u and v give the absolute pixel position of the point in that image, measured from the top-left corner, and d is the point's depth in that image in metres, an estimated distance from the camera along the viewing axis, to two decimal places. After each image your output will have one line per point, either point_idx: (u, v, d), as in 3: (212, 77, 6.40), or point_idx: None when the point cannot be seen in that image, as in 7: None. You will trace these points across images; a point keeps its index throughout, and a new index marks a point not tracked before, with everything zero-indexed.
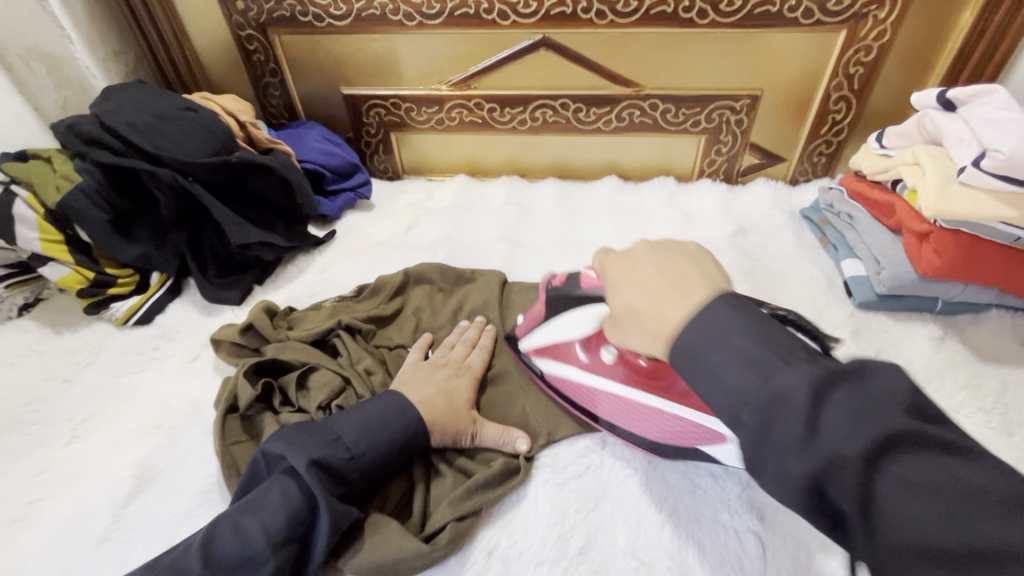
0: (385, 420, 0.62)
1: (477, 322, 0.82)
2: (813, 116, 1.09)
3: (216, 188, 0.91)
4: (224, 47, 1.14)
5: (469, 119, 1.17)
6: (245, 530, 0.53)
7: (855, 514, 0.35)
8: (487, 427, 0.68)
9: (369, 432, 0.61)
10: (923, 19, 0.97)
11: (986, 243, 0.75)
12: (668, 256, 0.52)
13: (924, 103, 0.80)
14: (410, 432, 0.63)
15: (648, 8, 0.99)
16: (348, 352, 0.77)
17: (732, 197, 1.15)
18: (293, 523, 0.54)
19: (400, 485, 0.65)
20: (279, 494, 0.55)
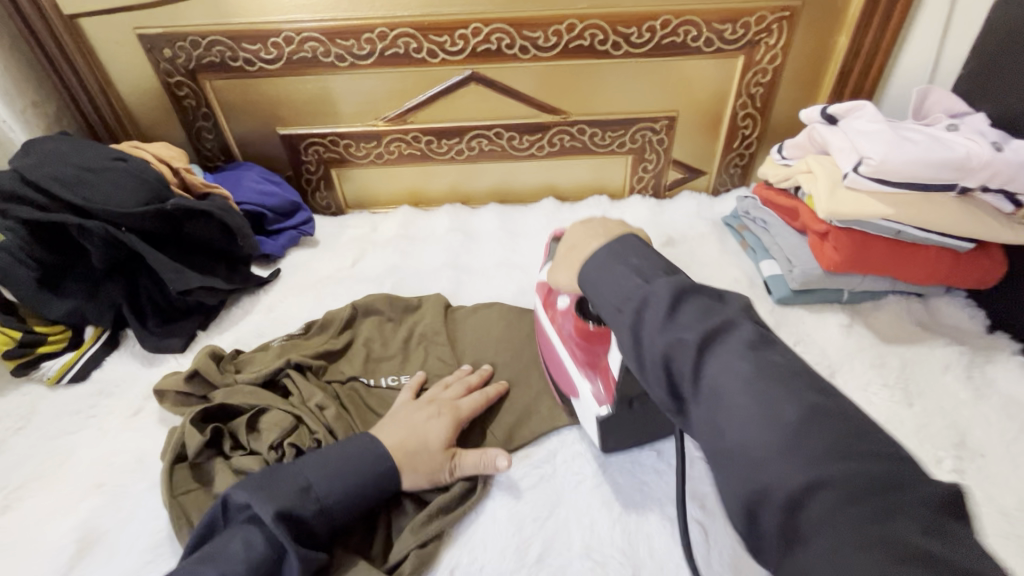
0: (356, 466, 0.63)
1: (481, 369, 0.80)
2: (725, 133, 1.20)
3: (151, 236, 0.90)
4: (151, 94, 1.13)
5: (407, 151, 1.21)
6: None
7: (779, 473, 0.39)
8: (467, 456, 0.68)
9: (341, 473, 0.62)
10: (809, 44, 1.09)
11: (876, 238, 0.85)
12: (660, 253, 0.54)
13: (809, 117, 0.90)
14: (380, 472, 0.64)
15: (566, 42, 1.06)
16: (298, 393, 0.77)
17: (662, 210, 1.23)
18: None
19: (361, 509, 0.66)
20: (242, 545, 0.54)
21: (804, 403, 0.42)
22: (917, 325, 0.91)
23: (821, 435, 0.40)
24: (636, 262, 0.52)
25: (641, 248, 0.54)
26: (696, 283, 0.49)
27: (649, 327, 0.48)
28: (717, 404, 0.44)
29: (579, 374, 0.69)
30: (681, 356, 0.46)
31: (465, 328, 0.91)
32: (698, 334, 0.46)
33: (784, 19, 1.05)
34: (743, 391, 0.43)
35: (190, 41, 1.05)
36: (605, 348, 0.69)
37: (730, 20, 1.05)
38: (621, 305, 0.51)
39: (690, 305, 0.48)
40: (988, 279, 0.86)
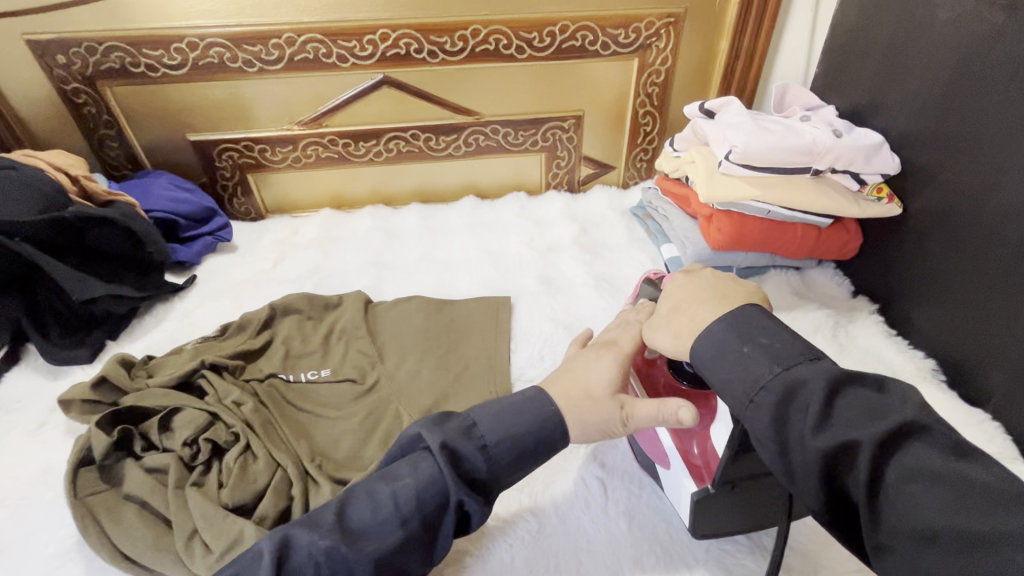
0: None
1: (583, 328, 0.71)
2: (628, 129, 1.29)
3: (50, 245, 0.88)
4: (46, 102, 1.09)
5: (326, 155, 1.22)
6: None
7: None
8: (640, 407, 0.57)
9: (499, 414, 0.55)
10: (694, 47, 1.20)
11: (751, 218, 0.95)
12: (789, 328, 0.54)
13: (693, 112, 0.99)
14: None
15: (473, 47, 1.12)
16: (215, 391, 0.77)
17: (576, 203, 1.31)
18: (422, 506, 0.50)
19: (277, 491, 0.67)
20: (335, 509, 0.50)
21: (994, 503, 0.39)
22: (794, 293, 1.02)
23: (937, 492, 0.41)
24: (765, 346, 0.52)
25: (764, 326, 0.54)
26: (853, 371, 0.48)
27: (799, 431, 0.47)
28: (901, 513, 0.42)
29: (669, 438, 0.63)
30: (844, 459, 0.45)
31: (385, 322, 0.94)
32: (846, 434, 0.45)
33: (670, 25, 1.16)
34: (924, 489, 0.41)
35: (85, 47, 1.02)
36: (695, 413, 0.63)
37: (622, 26, 1.14)
38: (755, 392, 0.50)
39: (802, 380, 0.49)
40: (848, 250, 0.99)
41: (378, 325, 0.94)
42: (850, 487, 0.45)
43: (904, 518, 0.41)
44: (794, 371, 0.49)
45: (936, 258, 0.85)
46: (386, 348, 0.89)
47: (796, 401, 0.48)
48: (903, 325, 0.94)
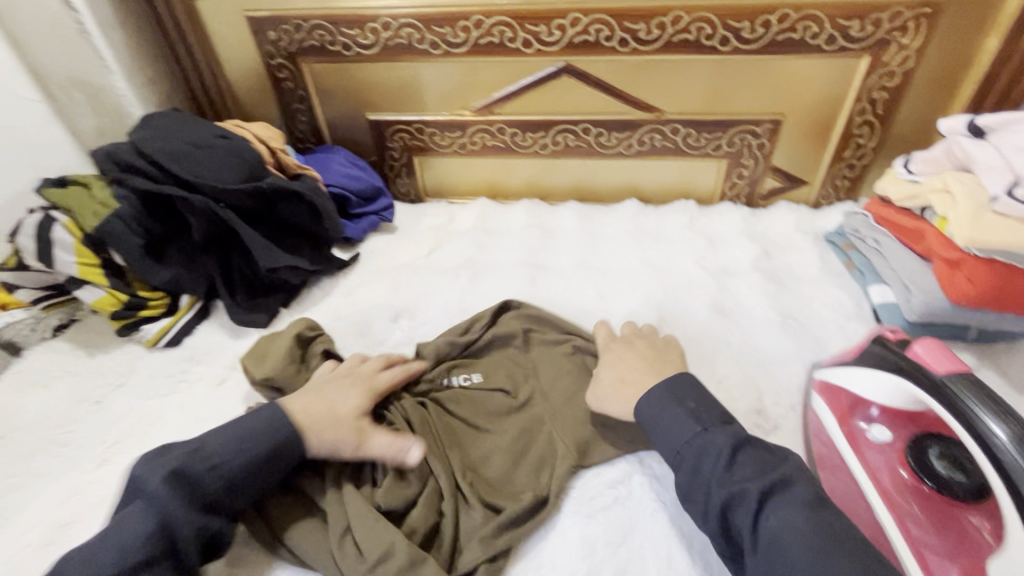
0: (251, 432, 0.62)
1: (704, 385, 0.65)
2: (836, 140, 1.09)
3: (246, 213, 0.93)
4: (253, 75, 1.17)
5: (491, 143, 1.19)
6: (111, 548, 0.53)
7: None
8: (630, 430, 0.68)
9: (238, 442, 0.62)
10: (950, 44, 0.96)
11: (1022, 272, 0.74)
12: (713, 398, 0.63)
13: (956, 130, 0.79)
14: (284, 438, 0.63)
15: (670, 36, 1.00)
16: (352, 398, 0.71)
17: (755, 220, 1.14)
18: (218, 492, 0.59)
19: (423, 506, 0.64)
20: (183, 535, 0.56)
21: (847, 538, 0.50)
22: None
23: (803, 531, 0.50)
24: (687, 403, 0.62)
25: (696, 391, 0.64)
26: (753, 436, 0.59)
27: (711, 475, 0.56)
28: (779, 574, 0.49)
29: (916, 554, 0.52)
30: (741, 506, 0.54)
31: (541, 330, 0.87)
32: (747, 480, 0.54)
33: (924, 16, 0.93)
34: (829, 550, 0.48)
35: (293, 24, 1.07)
36: (939, 526, 0.55)
37: (859, 17, 0.94)
38: (685, 441, 0.59)
39: (726, 444, 0.57)
40: None
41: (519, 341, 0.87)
42: (737, 528, 0.54)
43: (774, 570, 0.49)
44: (719, 432, 0.58)
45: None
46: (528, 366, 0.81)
47: (740, 458, 0.56)
48: None
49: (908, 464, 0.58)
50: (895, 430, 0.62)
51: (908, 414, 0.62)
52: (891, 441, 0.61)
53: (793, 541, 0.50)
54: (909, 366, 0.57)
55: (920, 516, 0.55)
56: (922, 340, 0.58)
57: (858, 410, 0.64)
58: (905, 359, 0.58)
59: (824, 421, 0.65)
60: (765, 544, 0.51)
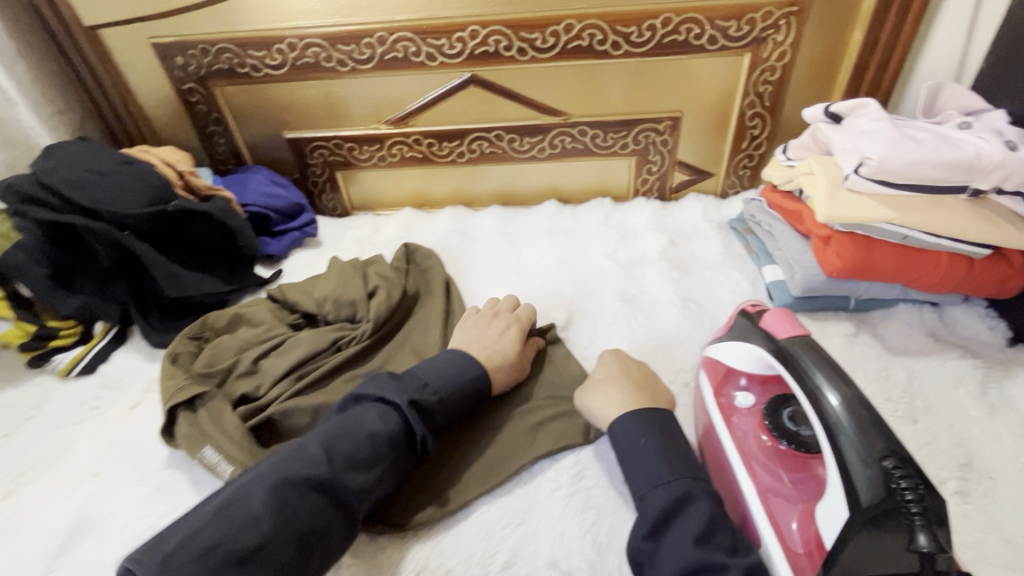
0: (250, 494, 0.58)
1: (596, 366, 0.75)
2: (733, 132, 1.16)
3: (156, 238, 0.94)
4: (166, 100, 1.18)
5: (410, 154, 1.22)
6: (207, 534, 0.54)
7: None
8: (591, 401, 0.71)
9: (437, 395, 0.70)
10: (819, 40, 1.05)
11: (881, 244, 0.80)
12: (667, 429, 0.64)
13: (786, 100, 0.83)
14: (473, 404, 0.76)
15: (565, 43, 1.05)
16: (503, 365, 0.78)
17: (666, 212, 1.20)
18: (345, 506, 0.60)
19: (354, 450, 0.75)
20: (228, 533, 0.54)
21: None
22: (929, 335, 0.85)
23: None
24: (659, 443, 0.62)
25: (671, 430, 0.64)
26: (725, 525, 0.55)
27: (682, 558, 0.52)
28: None
29: (764, 510, 0.57)
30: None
31: (437, 320, 0.93)
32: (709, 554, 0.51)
33: (792, 14, 1.01)
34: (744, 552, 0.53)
35: (200, 49, 1.09)
36: (794, 478, 0.59)
37: (734, 17, 1.01)
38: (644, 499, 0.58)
39: (693, 517, 0.54)
40: (1008, 287, 0.80)
41: (405, 274, 1.02)
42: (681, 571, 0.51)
43: (668, 571, 0.52)
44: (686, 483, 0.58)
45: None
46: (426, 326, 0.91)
47: (714, 534, 0.53)
48: None
49: (767, 427, 0.63)
50: (763, 394, 0.67)
51: (772, 377, 0.67)
52: (755, 405, 0.66)
53: None
54: (760, 334, 0.62)
55: (778, 471, 0.60)
56: (774, 312, 0.62)
57: (732, 379, 0.69)
58: (758, 328, 0.63)
59: (703, 391, 0.71)
60: None
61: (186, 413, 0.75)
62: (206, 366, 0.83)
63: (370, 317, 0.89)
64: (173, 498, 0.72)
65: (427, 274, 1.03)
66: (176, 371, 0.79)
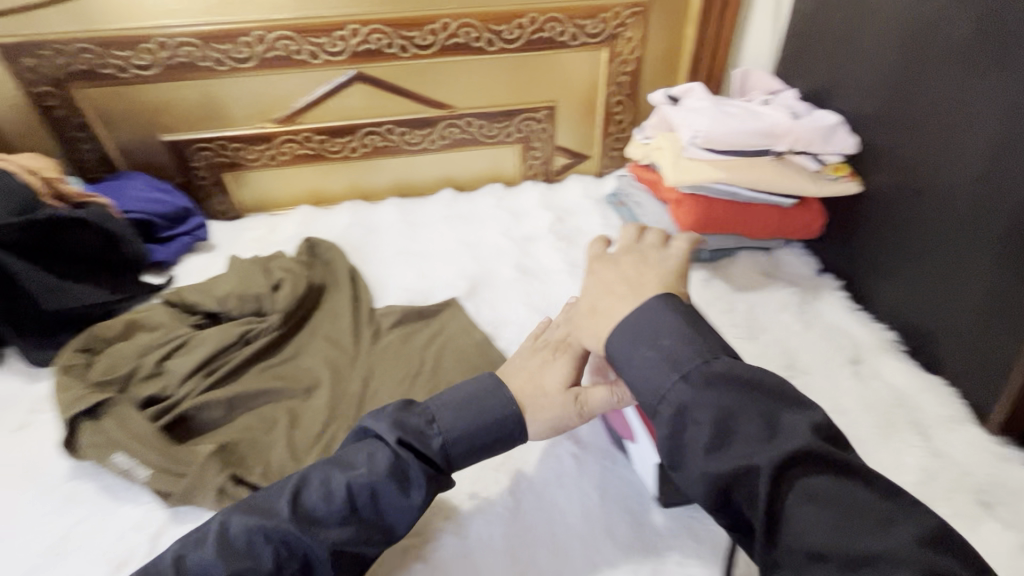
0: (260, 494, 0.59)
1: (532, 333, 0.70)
2: (601, 119, 1.31)
3: (26, 250, 0.88)
4: (16, 105, 1.08)
5: (302, 152, 1.23)
6: (334, 483, 0.57)
7: (759, 521, 0.45)
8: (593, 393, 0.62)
9: (459, 413, 0.61)
10: (660, 37, 1.23)
11: (718, 202, 0.98)
12: None
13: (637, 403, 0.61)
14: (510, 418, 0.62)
15: (443, 40, 1.13)
16: (546, 395, 0.63)
17: (552, 193, 1.33)
18: (376, 493, 0.56)
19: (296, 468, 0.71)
20: (288, 499, 0.56)
21: (858, 511, 0.42)
22: (762, 274, 1.05)
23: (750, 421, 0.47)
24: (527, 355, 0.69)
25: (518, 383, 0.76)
26: (724, 369, 0.48)
27: (696, 441, 0.47)
28: (767, 491, 0.44)
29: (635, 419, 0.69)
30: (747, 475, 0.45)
31: (346, 306, 0.97)
32: (745, 459, 0.45)
33: (636, 14, 1.18)
34: (785, 439, 0.45)
35: (53, 49, 1.02)
36: None
37: (589, 17, 1.16)
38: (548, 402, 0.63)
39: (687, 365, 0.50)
40: (812, 229, 1.02)
41: (309, 268, 1.04)
42: (726, 439, 0.47)
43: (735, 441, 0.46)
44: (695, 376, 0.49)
45: (868, 217, 0.95)
46: (317, 330, 0.94)
47: (738, 420, 0.47)
48: (866, 300, 0.98)
49: None
50: None
51: None
52: None
53: (742, 428, 0.47)
54: None
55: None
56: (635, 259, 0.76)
57: None
58: None
59: None
60: (728, 453, 0.46)
61: (86, 423, 0.73)
62: (104, 375, 0.80)
63: (278, 308, 0.91)
64: (82, 507, 0.70)
65: (332, 265, 1.05)
66: (70, 383, 0.77)
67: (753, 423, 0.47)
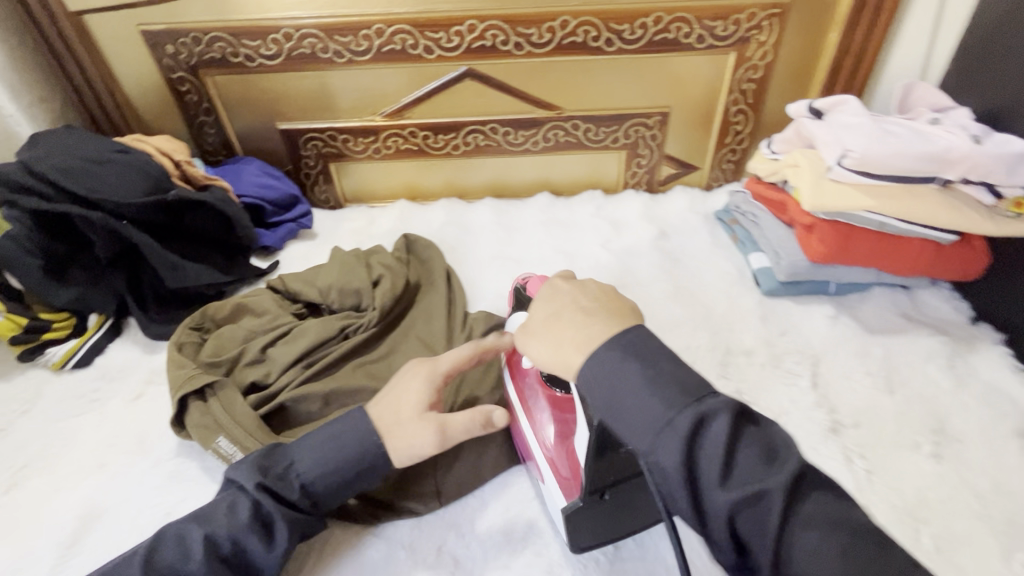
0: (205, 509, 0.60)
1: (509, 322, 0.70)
2: (717, 128, 1.21)
3: (154, 227, 0.92)
4: (154, 89, 1.15)
5: (405, 147, 1.23)
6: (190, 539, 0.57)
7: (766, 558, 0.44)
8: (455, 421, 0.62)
9: (324, 459, 0.61)
10: (798, 41, 1.11)
11: (860, 231, 0.86)
12: None
13: (500, 423, 0.64)
14: (370, 448, 0.61)
15: (560, 39, 1.08)
16: (400, 417, 0.62)
17: (655, 204, 1.25)
18: (238, 543, 0.58)
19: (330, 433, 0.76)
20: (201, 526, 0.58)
21: (866, 536, 0.43)
22: (902, 316, 0.92)
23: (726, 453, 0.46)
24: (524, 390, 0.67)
25: None
26: (696, 413, 0.47)
27: (709, 480, 0.46)
28: (742, 522, 0.44)
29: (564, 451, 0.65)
30: (750, 510, 0.44)
31: (441, 307, 0.95)
32: (757, 486, 0.44)
33: (775, 16, 1.07)
34: (784, 468, 0.45)
35: (191, 37, 1.07)
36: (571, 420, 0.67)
37: (721, 17, 1.06)
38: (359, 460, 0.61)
39: (650, 406, 0.49)
40: (973, 269, 0.88)
41: (406, 265, 1.03)
42: (702, 476, 0.46)
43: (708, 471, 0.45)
44: (698, 410, 0.47)
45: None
46: (412, 331, 0.92)
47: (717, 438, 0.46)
48: None
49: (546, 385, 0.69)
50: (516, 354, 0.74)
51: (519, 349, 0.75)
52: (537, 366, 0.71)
53: (709, 465, 0.46)
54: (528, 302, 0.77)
55: (545, 407, 0.69)
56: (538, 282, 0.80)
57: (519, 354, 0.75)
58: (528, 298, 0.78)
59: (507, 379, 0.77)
60: (708, 495, 0.46)
61: (195, 405, 0.75)
62: (213, 356, 0.83)
63: (376, 305, 0.90)
64: (186, 485, 0.72)
65: (428, 264, 1.04)
66: (184, 361, 0.79)
67: (740, 456, 0.46)
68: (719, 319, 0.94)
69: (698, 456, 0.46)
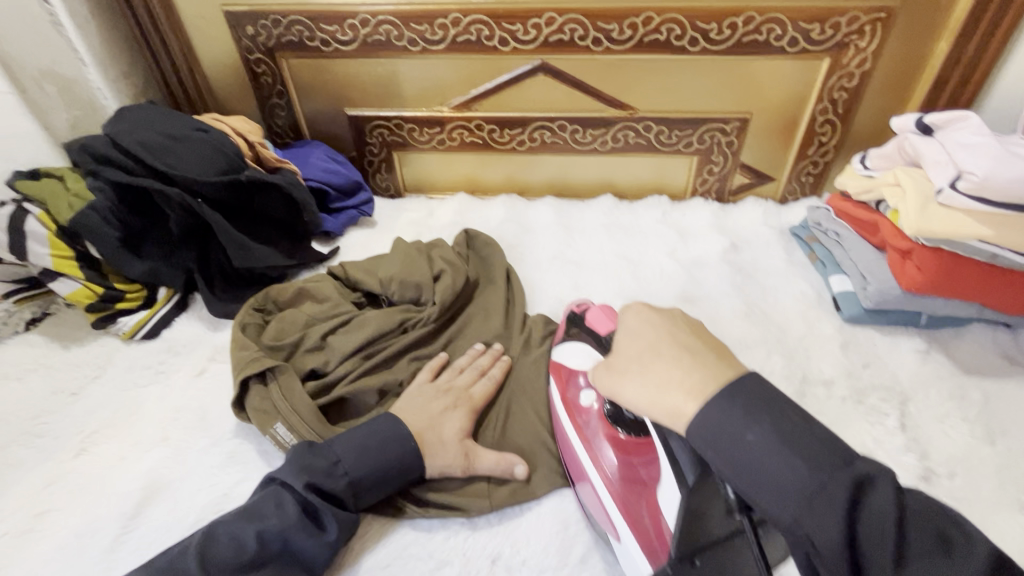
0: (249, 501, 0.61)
1: (492, 351, 0.83)
2: (800, 139, 1.14)
3: (225, 206, 0.94)
4: (231, 69, 1.17)
5: (470, 139, 1.21)
6: (242, 536, 0.58)
7: (792, 521, 0.43)
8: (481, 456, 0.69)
9: (363, 452, 0.66)
10: (902, 49, 1.02)
11: (966, 260, 0.79)
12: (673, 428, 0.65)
13: (519, 477, 0.69)
14: (408, 455, 0.67)
15: (641, 36, 1.03)
16: (443, 441, 0.70)
17: (725, 215, 1.18)
18: (289, 542, 0.59)
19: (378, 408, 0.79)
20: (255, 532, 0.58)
21: (896, 495, 0.41)
22: (1004, 357, 0.83)
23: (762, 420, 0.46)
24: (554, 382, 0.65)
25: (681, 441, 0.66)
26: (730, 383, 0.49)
27: (737, 431, 0.46)
28: (773, 480, 0.44)
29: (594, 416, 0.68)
30: (774, 466, 0.44)
31: (499, 307, 0.92)
32: (785, 444, 0.44)
33: (879, 20, 0.99)
34: (813, 430, 0.45)
35: (271, 20, 1.08)
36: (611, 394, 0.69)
37: (819, 20, 0.99)
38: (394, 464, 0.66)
39: (690, 375, 0.50)
40: None
41: (466, 260, 1.01)
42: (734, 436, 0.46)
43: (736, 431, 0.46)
44: (737, 380, 0.49)
45: None
46: (470, 329, 0.90)
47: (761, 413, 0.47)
48: None
49: None
50: None
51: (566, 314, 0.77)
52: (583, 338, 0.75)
53: (742, 424, 0.46)
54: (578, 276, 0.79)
55: None
56: None
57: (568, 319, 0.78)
58: None
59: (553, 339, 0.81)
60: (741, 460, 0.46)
61: (257, 389, 0.75)
62: (274, 340, 0.83)
63: (436, 300, 0.88)
64: (244, 467, 0.72)
65: (488, 261, 1.01)
66: (247, 343, 0.80)
67: (774, 421, 0.46)
68: (795, 343, 0.88)
69: (732, 413, 0.47)
